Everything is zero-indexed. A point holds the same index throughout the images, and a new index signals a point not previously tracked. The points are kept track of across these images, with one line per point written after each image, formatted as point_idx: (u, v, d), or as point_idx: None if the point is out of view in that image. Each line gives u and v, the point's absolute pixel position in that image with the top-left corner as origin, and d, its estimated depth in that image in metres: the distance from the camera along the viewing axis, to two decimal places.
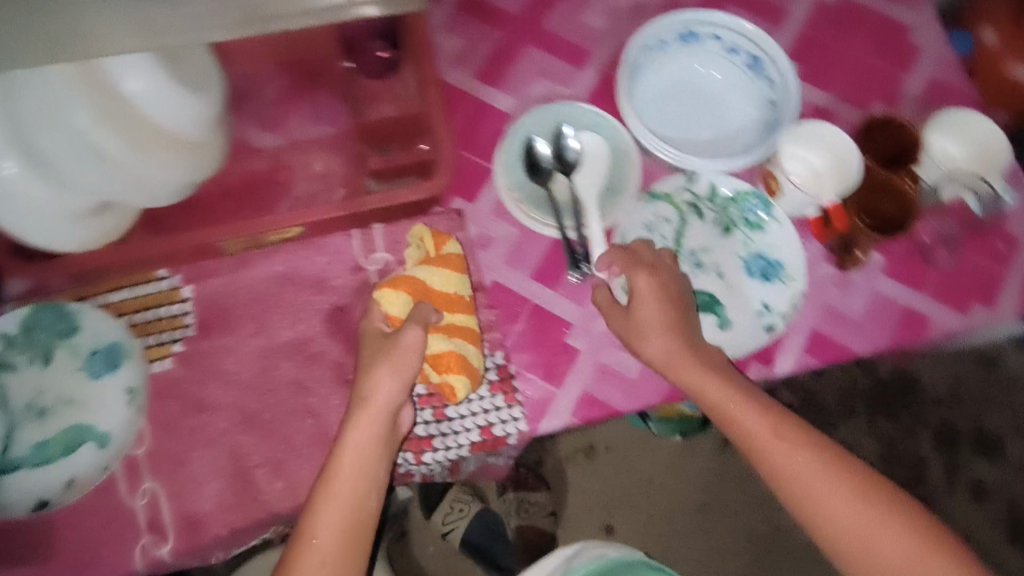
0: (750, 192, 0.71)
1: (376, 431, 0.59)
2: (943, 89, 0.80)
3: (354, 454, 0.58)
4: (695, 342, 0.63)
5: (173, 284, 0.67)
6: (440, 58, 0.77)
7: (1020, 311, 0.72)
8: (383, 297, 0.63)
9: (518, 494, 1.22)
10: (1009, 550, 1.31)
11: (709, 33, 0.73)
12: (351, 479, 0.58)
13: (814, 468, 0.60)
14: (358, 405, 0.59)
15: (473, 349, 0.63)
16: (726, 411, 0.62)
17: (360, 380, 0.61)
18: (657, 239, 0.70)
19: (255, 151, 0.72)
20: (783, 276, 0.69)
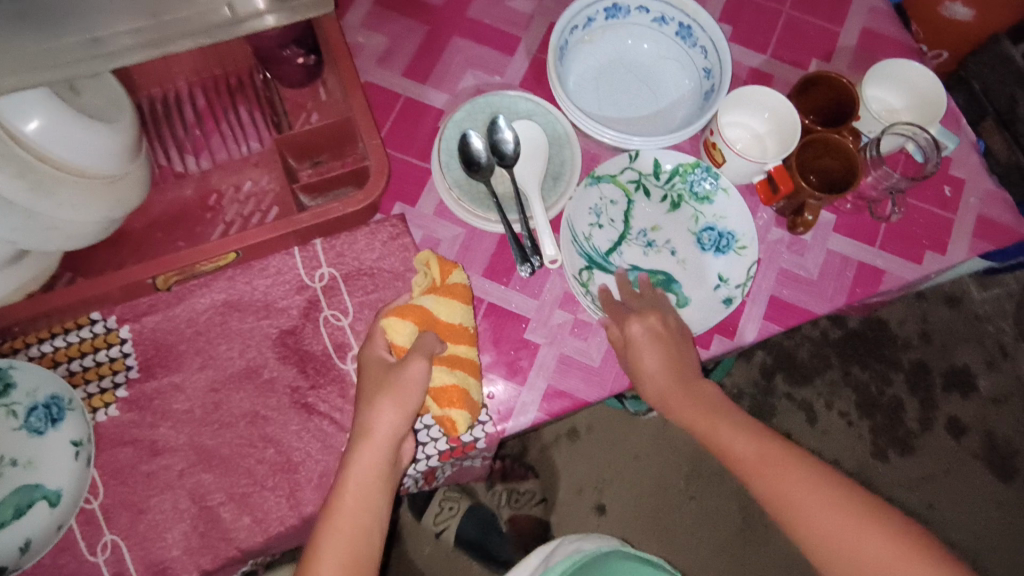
0: (696, 162, 0.69)
1: (382, 465, 0.55)
2: (877, 38, 0.79)
3: (358, 490, 0.55)
4: (690, 376, 0.63)
5: (108, 326, 0.64)
6: (365, 61, 0.75)
7: (972, 254, 0.73)
8: (390, 326, 0.59)
9: (506, 486, 1.22)
10: (990, 480, 1.33)
11: (635, 5, 0.71)
12: (355, 520, 0.54)
13: (807, 489, 0.56)
14: (361, 438, 0.56)
15: (474, 381, 0.61)
16: (712, 436, 0.60)
17: (361, 413, 0.57)
18: (605, 223, 0.69)
19: (182, 177, 0.69)
20: (735, 247, 0.68)
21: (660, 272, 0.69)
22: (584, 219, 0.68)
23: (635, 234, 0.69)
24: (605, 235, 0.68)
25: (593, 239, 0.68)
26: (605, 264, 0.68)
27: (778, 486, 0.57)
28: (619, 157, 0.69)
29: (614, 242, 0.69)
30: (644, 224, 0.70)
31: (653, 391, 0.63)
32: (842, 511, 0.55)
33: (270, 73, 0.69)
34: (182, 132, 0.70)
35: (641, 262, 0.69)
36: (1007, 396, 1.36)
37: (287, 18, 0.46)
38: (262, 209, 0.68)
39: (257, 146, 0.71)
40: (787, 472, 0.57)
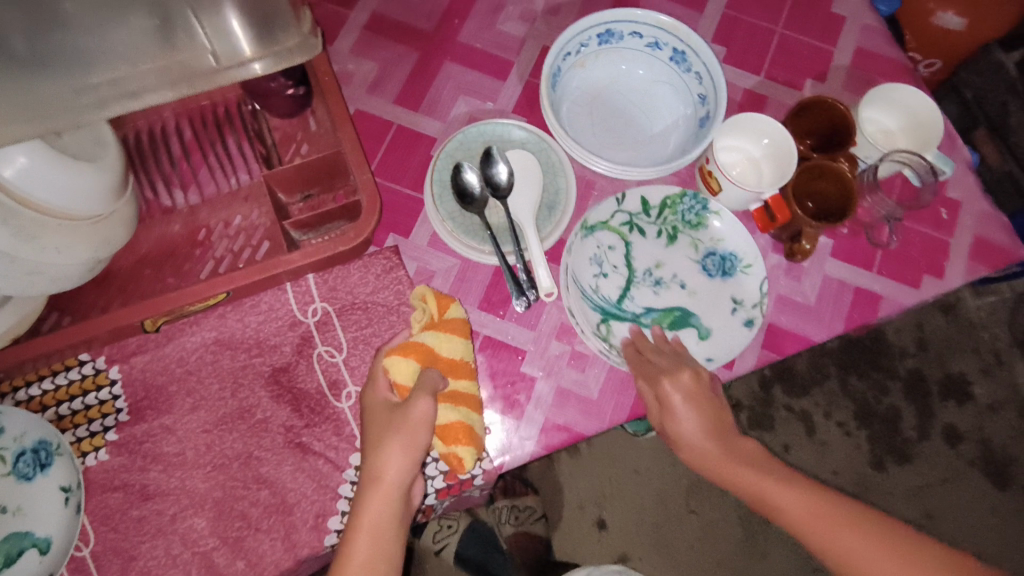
0: (685, 194, 0.69)
1: (393, 509, 0.54)
2: (873, 57, 0.79)
3: (369, 540, 0.53)
4: (727, 429, 0.62)
5: (97, 368, 0.63)
6: (355, 89, 0.74)
7: (970, 275, 0.72)
8: (393, 365, 0.59)
9: (506, 504, 1.18)
10: (987, 488, 1.34)
11: (629, 30, 0.70)
12: (367, 572, 0.52)
13: (864, 543, 0.54)
14: (370, 484, 0.55)
15: (477, 417, 0.61)
16: (757, 491, 0.58)
17: (370, 455, 0.56)
18: (608, 269, 0.68)
19: (170, 212, 0.68)
20: (740, 266, 0.68)
21: (675, 308, 0.68)
22: (587, 270, 0.67)
23: (642, 276, 0.69)
24: (612, 282, 0.68)
25: (601, 289, 0.67)
26: (619, 312, 0.67)
27: (833, 541, 0.54)
28: (608, 202, 0.68)
29: (623, 288, 0.68)
30: (649, 264, 0.69)
31: (693, 452, 0.61)
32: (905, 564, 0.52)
33: (258, 104, 0.68)
34: (170, 166, 0.69)
35: (654, 302, 0.68)
36: (1002, 404, 1.36)
37: (273, 64, 0.45)
38: (253, 244, 0.67)
39: (246, 178, 0.69)
40: (841, 525, 0.55)
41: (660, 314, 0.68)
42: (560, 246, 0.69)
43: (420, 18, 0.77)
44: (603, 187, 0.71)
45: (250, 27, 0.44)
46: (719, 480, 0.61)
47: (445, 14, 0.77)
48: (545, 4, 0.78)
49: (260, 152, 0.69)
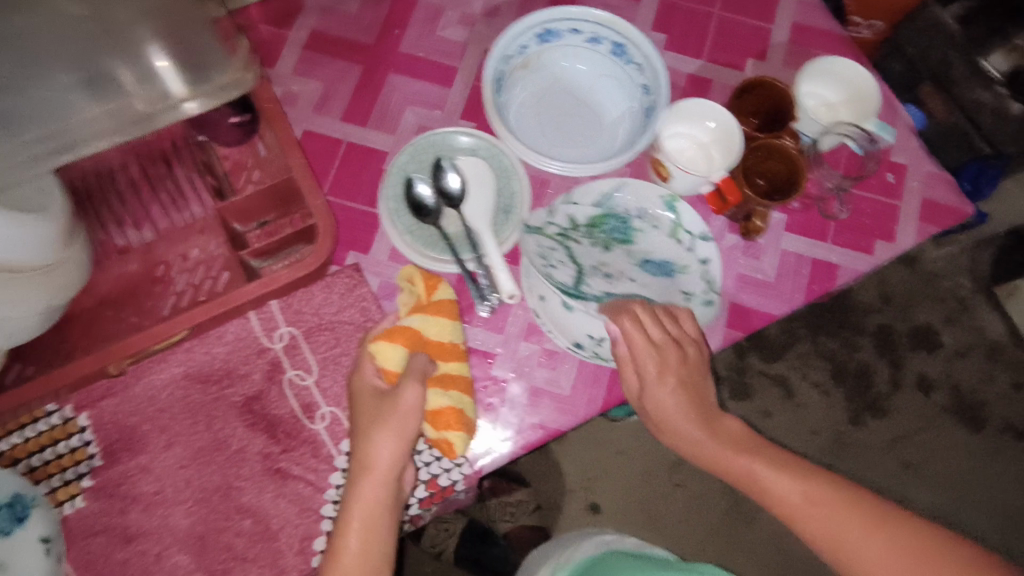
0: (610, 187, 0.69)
1: (383, 499, 0.55)
2: (810, 31, 0.80)
3: (362, 524, 0.54)
4: (711, 411, 0.64)
5: (65, 416, 0.62)
6: (301, 110, 0.74)
7: (921, 237, 0.74)
8: (378, 351, 0.60)
9: (501, 500, 1.21)
10: (965, 435, 1.37)
11: (568, 28, 0.71)
12: (361, 553, 0.53)
13: (857, 526, 0.55)
14: (360, 471, 0.55)
15: (468, 400, 0.62)
16: (751, 476, 0.59)
17: (358, 444, 0.56)
18: (557, 266, 0.66)
19: (124, 252, 0.67)
20: (676, 269, 0.69)
21: (634, 294, 0.67)
22: (537, 261, 0.64)
23: (592, 268, 0.67)
24: (565, 271, 0.66)
25: (555, 277, 0.65)
26: (580, 294, 0.65)
27: (828, 524, 0.55)
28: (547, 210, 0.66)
29: (576, 276, 0.66)
30: (596, 258, 0.68)
31: (681, 438, 0.63)
32: (900, 545, 0.53)
33: (204, 135, 0.68)
34: (120, 205, 0.68)
35: (611, 290, 0.67)
36: (970, 349, 1.40)
37: (206, 103, 0.48)
38: (212, 275, 0.67)
39: (199, 211, 0.69)
40: (836, 509, 0.56)
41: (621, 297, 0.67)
42: (519, 247, 0.70)
43: (360, 32, 0.77)
44: (557, 185, 0.72)
45: (179, 69, 0.48)
46: (717, 471, 0.62)
47: (383, 26, 0.77)
48: (483, 7, 0.78)
49: (211, 183, 0.69)
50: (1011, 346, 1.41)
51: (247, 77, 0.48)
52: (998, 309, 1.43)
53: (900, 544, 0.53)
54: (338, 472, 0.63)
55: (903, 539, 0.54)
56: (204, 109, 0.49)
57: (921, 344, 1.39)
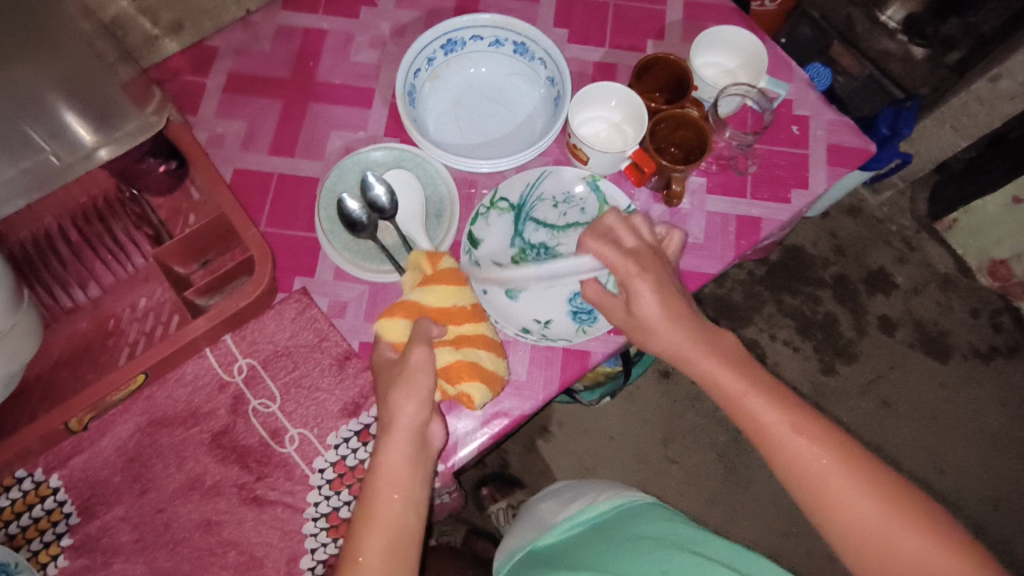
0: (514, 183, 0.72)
1: (408, 452, 0.57)
2: (702, 5, 0.85)
3: (393, 483, 0.55)
4: (706, 329, 0.60)
5: (37, 480, 0.63)
6: (229, 150, 0.76)
7: (833, 180, 0.79)
8: (383, 328, 0.62)
9: (502, 504, 1.21)
10: (932, 364, 1.41)
11: (469, 36, 0.74)
12: (393, 513, 0.54)
13: (836, 474, 0.51)
14: (385, 433, 0.57)
15: (482, 354, 0.63)
16: (738, 399, 0.56)
17: (382, 407, 0.59)
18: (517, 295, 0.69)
19: (74, 312, 0.69)
20: None
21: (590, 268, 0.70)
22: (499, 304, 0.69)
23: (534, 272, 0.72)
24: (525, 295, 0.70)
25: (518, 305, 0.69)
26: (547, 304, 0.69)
27: (805, 463, 0.52)
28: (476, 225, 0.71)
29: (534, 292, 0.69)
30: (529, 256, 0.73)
31: (663, 341, 0.60)
32: (878, 503, 0.50)
33: (136, 188, 0.70)
34: (62, 268, 0.69)
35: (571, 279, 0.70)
36: (922, 284, 1.46)
37: (118, 147, 0.57)
38: (163, 321, 0.68)
39: (142, 261, 0.71)
40: (818, 451, 0.53)
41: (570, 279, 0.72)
42: (456, 247, 0.73)
43: (276, 68, 0.79)
44: (485, 184, 0.75)
45: (87, 121, 0.55)
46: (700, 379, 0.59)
47: (299, 59, 0.80)
48: (391, 27, 0.82)
49: (149, 233, 0.71)
50: (962, 276, 1.46)
51: (156, 121, 0.59)
52: (944, 242, 1.48)
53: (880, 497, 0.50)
54: (314, 489, 0.65)
55: (883, 498, 0.50)
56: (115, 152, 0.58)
57: (875, 285, 1.45)
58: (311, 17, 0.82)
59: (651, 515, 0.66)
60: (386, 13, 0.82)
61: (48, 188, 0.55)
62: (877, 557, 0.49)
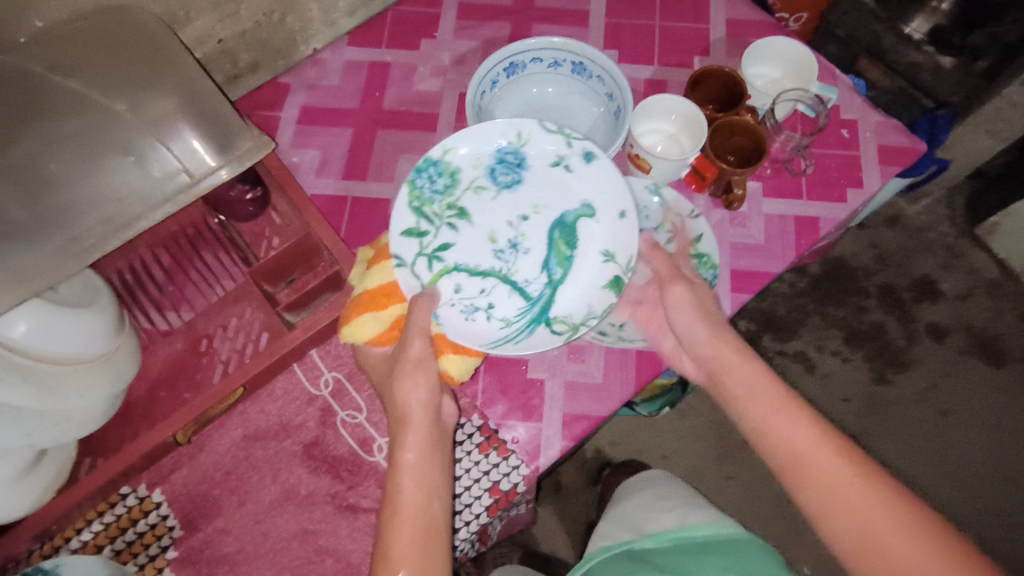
0: (428, 158, 0.69)
1: (425, 443, 0.59)
2: (745, 23, 0.89)
3: (411, 472, 0.58)
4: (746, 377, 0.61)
5: (140, 496, 0.65)
6: (306, 177, 0.81)
7: (885, 180, 0.81)
8: (353, 329, 0.63)
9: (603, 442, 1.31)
10: (984, 370, 1.40)
11: (530, 58, 0.79)
12: (417, 499, 0.57)
13: None
14: (399, 424, 0.60)
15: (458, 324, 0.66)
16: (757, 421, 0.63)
17: (391, 401, 0.61)
18: (480, 304, 0.69)
19: (167, 334, 0.71)
20: (518, 161, 0.71)
21: (547, 236, 0.70)
22: (483, 323, 0.68)
23: (506, 263, 0.70)
24: (504, 302, 0.69)
25: (501, 314, 0.68)
26: (528, 297, 0.69)
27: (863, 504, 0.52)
28: (406, 236, 0.67)
29: (511, 287, 0.69)
30: (489, 248, 0.70)
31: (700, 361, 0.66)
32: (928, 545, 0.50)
33: (223, 215, 0.73)
34: (158, 292, 0.73)
35: (536, 258, 0.70)
36: (969, 290, 1.45)
37: (236, 167, 0.55)
38: (254, 338, 0.71)
39: (232, 285, 0.74)
40: (863, 497, 0.53)
41: (555, 261, 0.70)
42: None
43: (345, 99, 0.84)
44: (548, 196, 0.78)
45: (212, 147, 0.55)
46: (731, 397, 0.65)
47: (366, 90, 0.85)
48: (451, 57, 0.87)
49: (237, 256, 0.74)
50: (1008, 280, 1.46)
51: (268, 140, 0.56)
52: (986, 248, 1.48)
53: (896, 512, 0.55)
54: None
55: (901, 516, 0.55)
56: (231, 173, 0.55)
57: (918, 292, 1.45)
58: (376, 51, 0.87)
59: (737, 545, 0.65)
60: (445, 45, 0.87)
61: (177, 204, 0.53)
62: None
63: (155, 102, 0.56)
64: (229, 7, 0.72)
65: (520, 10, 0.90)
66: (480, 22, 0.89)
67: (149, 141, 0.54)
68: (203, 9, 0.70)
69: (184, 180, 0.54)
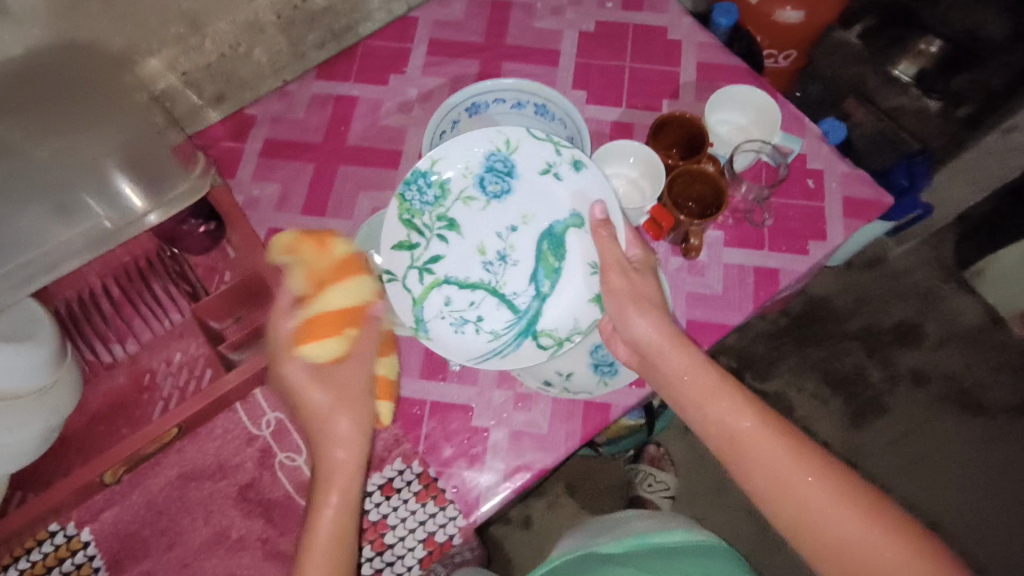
0: (418, 170, 0.70)
1: (353, 464, 0.58)
2: (717, 67, 0.88)
3: (333, 487, 0.57)
4: (686, 368, 0.62)
5: (69, 533, 0.65)
6: (263, 210, 0.80)
7: (849, 232, 0.79)
8: (312, 350, 0.58)
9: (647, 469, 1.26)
10: (967, 417, 1.37)
11: (492, 99, 0.78)
12: (335, 529, 0.56)
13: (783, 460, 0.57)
14: (322, 443, 0.59)
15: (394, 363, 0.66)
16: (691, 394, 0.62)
17: (311, 415, 0.60)
18: (470, 315, 0.72)
19: (111, 367, 0.71)
20: (508, 172, 0.73)
21: (534, 250, 0.73)
22: (471, 336, 0.71)
23: (494, 275, 0.73)
24: (491, 314, 0.72)
25: (490, 327, 0.72)
26: (516, 310, 0.72)
27: (800, 491, 0.56)
28: (398, 249, 0.70)
29: (500, 300, 0.72)
30: (479, 260, 0.73)
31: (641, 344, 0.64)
32: (849, 507, 0.55)
33: (175, 248, 0.73)
34: (103, 324, 0.71)
35: (523, 271, 0.73)
36: (952, 336, 1.43)
37: (167, 211, 0.60)
38: (196, 375, 0.70)
39: (179, 318, 0.73)
40: (788, 468, 0.57)
41: (543, 273, 0.73)
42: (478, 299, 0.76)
43: (309, 132, 0.84)
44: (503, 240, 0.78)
45: (141, 189, 0.59)
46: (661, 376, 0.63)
47: (330, 124, 0.85)
48: (417, 92, 0.87)
49: (185, 290, 0.73)
50: (993, 326, 1.43)
51: (200, 186, 0.62)
52: (972, 292, 1.46)
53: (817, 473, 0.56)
54: None
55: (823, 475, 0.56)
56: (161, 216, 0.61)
57: (903, 335, 1.42)
58: (344, 85, 0.87)
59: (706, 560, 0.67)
60: (413, 81, 0.87)
61: (102, 250, 0.58)
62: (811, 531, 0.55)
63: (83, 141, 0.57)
64: (193, 41, 0.72)
65: (490, 47, 0.89)
66: (449, 59, 0.89)
67: (75, 186, 0.57)
68: (166, 41, 0.69)
69: (108, 225, 0.58)
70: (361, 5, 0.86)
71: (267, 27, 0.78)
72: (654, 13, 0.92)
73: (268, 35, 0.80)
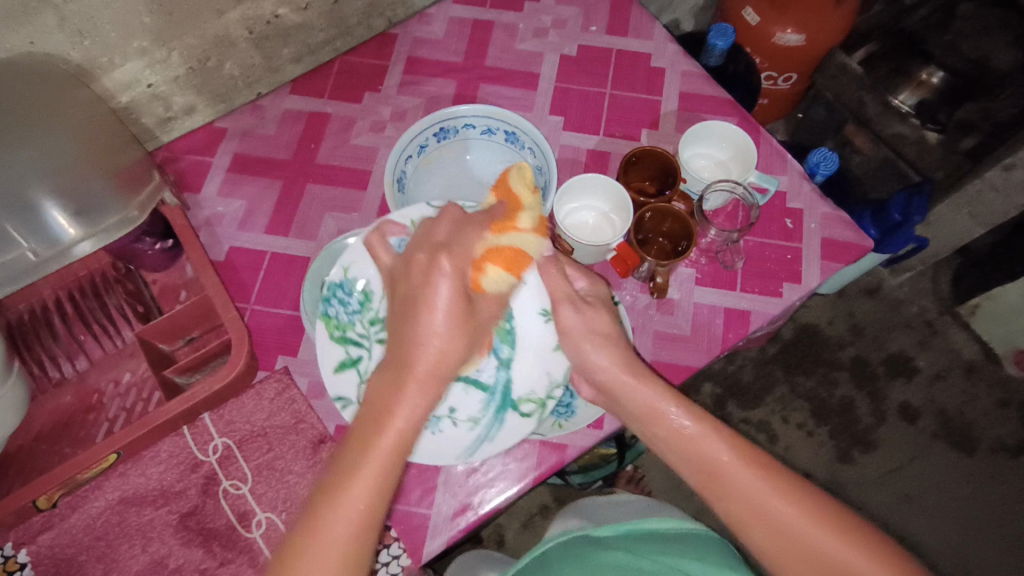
0: (332, 282, 0.66)
1: (442, 364, 0.55)
2: (700, 98, 0.86)
3: (418, 381, 0.53)
4: (647, 396, 0.60)
5: (5, 554, 0.63)
6: (226, 228, 0.79)
7: (825, 275, 0.77)
8: (494, 273, 0.60)
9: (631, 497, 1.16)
10: (956, 455, 1.33)
11: (461, 123, 0.77)
12: (403, 438, 0.51)
13: (750, 477, 0.54)
14: (414, 346, 0.55)
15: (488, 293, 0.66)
16: (657, 411, 0.60)
17: (413, 308, 0.56)
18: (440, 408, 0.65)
19: (59, 385, 0.69)
20: None
21: None
22: (449, 430, 0.64)
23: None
24: (462, 399, 0.65)
25: (466, 412, 0.65)
26: (482, 384, 0.66)
27: (774, 518, 0.52)
28: (340, 371, 0.63)
29: (464, 380, 0.66)
30: None
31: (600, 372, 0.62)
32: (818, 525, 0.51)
33: (132, 265, 0.73)
34: (54, 341, 0.70)
35: None
36: (946, 370, 1.39)
37: (100, 240, 0.62)
38: (144, 397, 0.69)
39: (131, 336, 0.72)
40: (752, 484, 0.54)
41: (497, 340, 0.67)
42: None
43: (279, 149, 0.83)
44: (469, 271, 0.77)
45: (74, 219, 0.60)
46: (623, 405, 0.62)
47: (301, 140, 0.83)
48: (391, 111, 0.85)
49: (139, 308, 0.72)
50: (988, 363, 1.40)
51: (136, 216, 0.64)
52: (968, 327, 1.42)
53: (785, 491, 0.53)
54: None
55: (792, 493, 0.53)
56: (94, 244, 0.62)
57: (895, 369, 1.39)
58: (317, 100, 0.85)
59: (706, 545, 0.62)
60: (388, 99, 0.86)
61: (28, 279, 0.60)
62: (781, 549, 0.51)
63: (26, 155, 0.57)
64: (158, 53, 0.70)
65: (469, 68, 0.88)
66: (427, 78, 0.87)
67: (4, 219, 0.57)
68: (128, 55, 0.68)
69: (34, 258, 0.59)
70: (339, 20, 0.85)
71: (238, 41, 0.76)
72: (638, 40, 0.90)
73: (239, 50, 0.78)
